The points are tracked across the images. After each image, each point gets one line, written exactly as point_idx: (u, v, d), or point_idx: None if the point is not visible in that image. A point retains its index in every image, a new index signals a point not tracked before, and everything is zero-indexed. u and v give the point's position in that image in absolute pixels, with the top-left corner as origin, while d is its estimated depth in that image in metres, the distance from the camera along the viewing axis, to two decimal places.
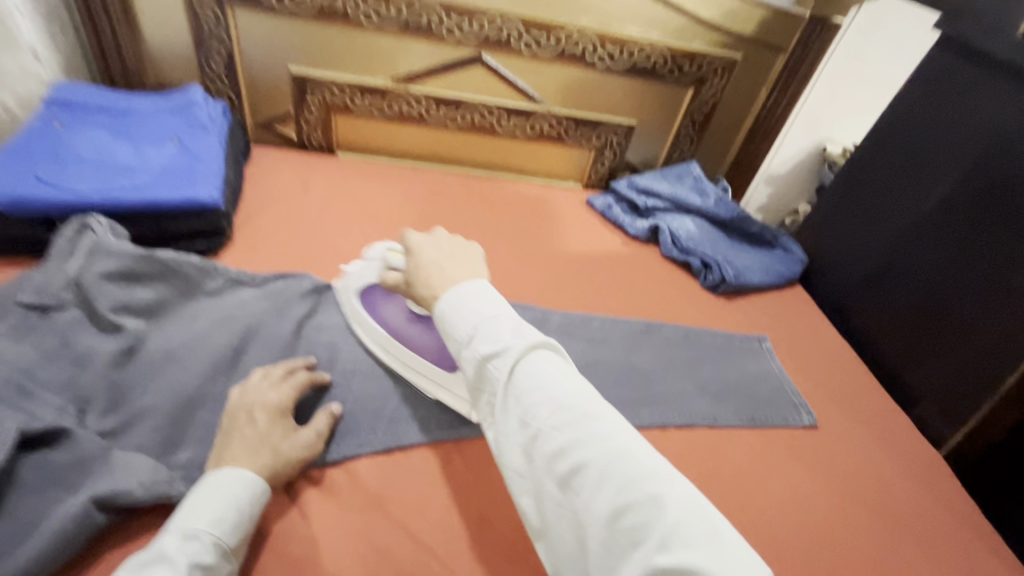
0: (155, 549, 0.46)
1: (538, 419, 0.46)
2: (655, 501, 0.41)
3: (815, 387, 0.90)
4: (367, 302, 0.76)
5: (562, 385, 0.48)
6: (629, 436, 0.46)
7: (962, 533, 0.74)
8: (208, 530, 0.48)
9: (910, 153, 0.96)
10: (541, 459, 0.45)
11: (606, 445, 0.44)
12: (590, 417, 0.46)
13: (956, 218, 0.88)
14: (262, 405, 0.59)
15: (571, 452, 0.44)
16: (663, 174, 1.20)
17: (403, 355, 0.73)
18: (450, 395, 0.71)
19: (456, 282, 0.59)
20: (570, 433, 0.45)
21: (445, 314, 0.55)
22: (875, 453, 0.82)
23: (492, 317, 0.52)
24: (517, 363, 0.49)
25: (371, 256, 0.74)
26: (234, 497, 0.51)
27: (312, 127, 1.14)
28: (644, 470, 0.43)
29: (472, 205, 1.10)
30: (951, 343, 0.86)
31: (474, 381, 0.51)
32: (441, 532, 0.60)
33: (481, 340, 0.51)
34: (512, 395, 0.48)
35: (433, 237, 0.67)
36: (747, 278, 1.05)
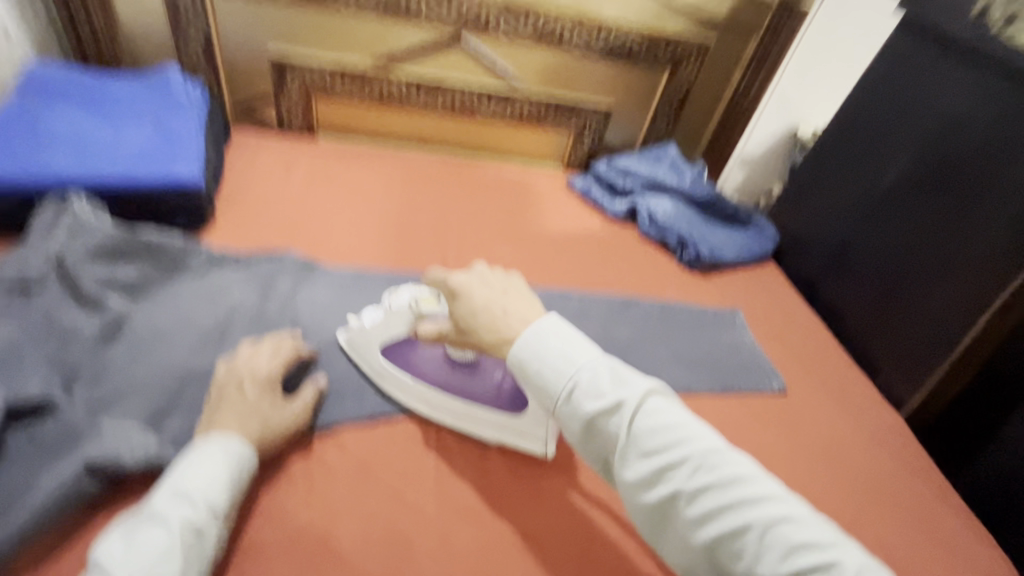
0: (147, 509, 0.47)
1: (676, 479, 0.47)
2: (828, 566, 0.42)
3: (785, 357, 0.94)
4: (398, 358, 0.70)
5: (693, 442, 0.48)
6: (780, 494, 0.46)
7: (918, 487, 0.79)
8: (199, 492, 0.49)
9: (874, 133, 1.00)
10: (688, 521, 0.46)
11: (761, 507, 0.45)
12: (736, 477, 0.46)
13: (915, 194, 0.92)
14: (251, 377, 0.61)
15: (725, 517, 0.45)
16: (641, 156, 1.23)
17: (457, 407, 0.68)
18: (517, 438, 0.68)
19: (527, 318, 0.57)
20: (720, 495, 0.46)
21: (528, 363, 0.53)
22: (840, 417, 0.86)
23: (592, 366, 0.52)
24: (635, 419, 0.49)
25: (394, 308, 0.69)
26: (223, 461, 0.52)
27: (293, 110, 1.14)
28: (813, 535, 0.44)
29: (454, 186, 1.12)
30: (910, 311, 0.90)
31: (589, 438, 0.51)
32: (427, 496, 0.63)
33: (587, 396, 0.50)
34: (639, 455, 0.48)
35: (474, 274, 0.62)
36: (721, 255, 1.08)
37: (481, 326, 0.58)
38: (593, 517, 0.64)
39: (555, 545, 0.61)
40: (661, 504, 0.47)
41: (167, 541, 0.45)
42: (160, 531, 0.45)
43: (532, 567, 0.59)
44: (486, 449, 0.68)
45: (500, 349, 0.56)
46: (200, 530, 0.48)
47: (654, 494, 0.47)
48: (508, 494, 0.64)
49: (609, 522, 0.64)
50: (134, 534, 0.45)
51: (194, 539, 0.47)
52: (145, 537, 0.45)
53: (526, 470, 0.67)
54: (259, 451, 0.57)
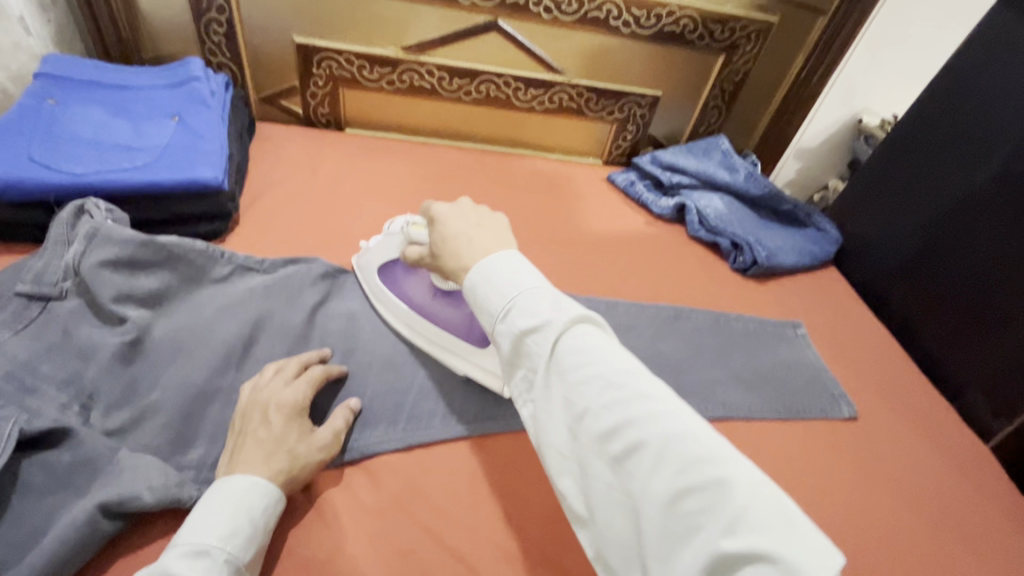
0: (160, 566, 0.42)
1: (586, 397, 0.42)
2: (719, 484, 0.36)
3: (854, 376, 0.86)
4: (388, 280, 0.74)
5: (609, 361, 0.43)
6: (685, 412, 0.41)
7: (1015, 533, 0.70)
8: (220, 546, 0.44)
9: (956, 128, 0.89)
10: (588, 441, 0.41)
11: (664, 425, 0.39)
12: (643, 395, 0.41)
13: (1008, 198, 0.82)
14: (278, 403, 0.56)
15: (624, 434, 0.40)
16: (689, 148, 1.13)
17: (430, 331, 0.71)
18: (480, 372, 0.69)
19: (487, 248, 0.52)
20: (622, 411, 0.40)
21: (477, 288, 0.49)
22: (920, 447, 0.77)
23: (532, 291, 0.47)
24: (560, 339, 0.44)
25: (391, 231, 0.72)
26: (247, 507, 0.47)
27: (320, 102, 1.08)
28: (711, 452, 0.38)
29: (487, 183, 1.05)
30: (1002, 329, 0.80)
31: (510, 357, 0.46)
32: (468, 536, 0.57)
33: (518, 314, 0.46)
34: (556, 372, 0.43)
35: (456, 207, 0.60)
36: (780, 260, 0.99)
37: (448, 253, 0.56)
38: None
39: None
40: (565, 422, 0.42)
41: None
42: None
43: None
44: (530, 482, 0.62)
45: (461, 276, 0.54)
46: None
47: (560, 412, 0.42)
48: (556, 535, 0.58)
49: None
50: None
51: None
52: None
53: None
54: (287, 489, 0.53)
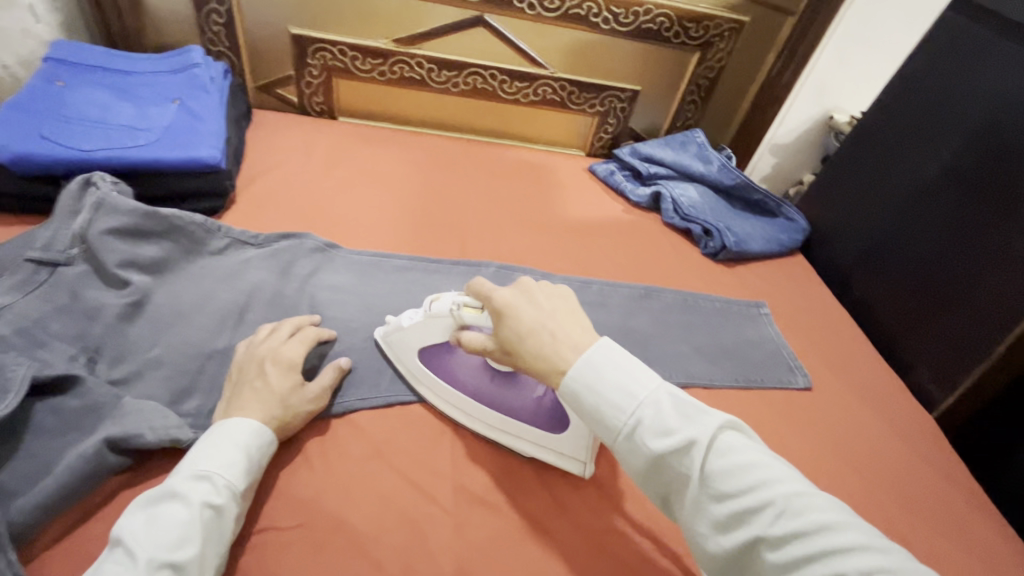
0: (167, 486, 0.48)
1: (757, 525, 0.42)
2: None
3: (811, 351, 0.91)
4: (436, 365, 0.68)
5: (775, 484, 0.43)
6: (874, 545, 0.39)
7: (951, 491, 0.76)
8: (219, 473, 0.49)
9: (913, 122, 0.96)
10: (765, 569, 0.41)
11: (854, 559, 0.38)
12: (821, 525, 0.40)
13: (957, 186, 0.88)
14: (272, 358, 0.61)
15: (805, 566, 0.39)
16: (666, 142, 1.19)
17: (494, 419, 0.66)
18: (555, 457, 0.65)
19: (577, 347, 0.52)
20: (802, 542, 0.40)
21: (584, 398, 0.50)
22: (868, 416, 0.83)
23: (656, 399, 0.48)
24: (708, 457, 0.45)
25: (434, 312, 0.64)
26: (243, 444, 0.52)
27: (314, 90, 1.13)
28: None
29: (473, 171, 1.10)
30: (948, 310, 0.86)
31: (653, 474, 0.47)
32: (442, 481, 0.62)
33: (649, 429, 0.46)
34: (710, 494, 0.44)
35: (521, 290, 0.59)
36: (748, 246, 1.05)
37: (528, 349, 0.54)
38: (610, 504, 0.63)
39: (570, 535, 0.60)
40: (735, 552, 0.43)
41: (188, 516, 0.46)
42: (180, 507, 0.46)
43: (546, 555, 0.58)
44: None
45: (551, 379, 0.52)
46: (220, 509, 0.48)
47: (727, 541, 0.43)
48: (524, 483, 0.64)
49: (628, 515, 0.63)
50: (155, 510, 0.46)
51: (214, 519, 0.48)
52: (166, 513, 0.46)
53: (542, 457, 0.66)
54: (278, 433, 0.58)
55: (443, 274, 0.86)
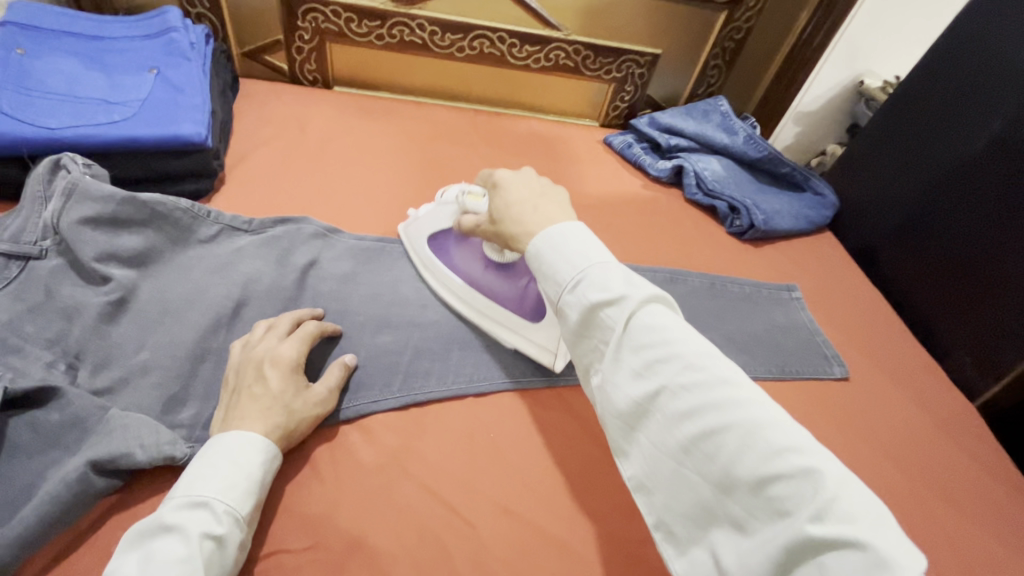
0: (159, 519, 0.42)
1: (662, 375, 0.41)
2: (808, 473, 0.35)
3: (845, 337, 0.86)
4: (440, 250, 0.74)
5: (686, 343, 0.42)
6: (768, 400, 0.39)
7: (997, 488, 0.71)
8: (219, 499, 0.44)
9: (958, 88, 0.88)
10: (662, 417, 0.42)
11: (745, 410, 0.38)
12: (723, 379, 0.40)
13: (1004, 158, 0.80)
14: (272, 359, 0.55)
15: (700, 414, 0.39)
16: (687, 110, 1.11)
17: (481, 304, 0.71)
18: (531, 346, 0.69)
19: (551, 219, 0.54)
20: (703, 394, 0.40)
21: (543, 255, 0.51)
22: (908, 406, 0.78)
23: (604, 264, 0.47)
24: (633, 314, 0.44)
25: (446, 200, 0.72)
26: (244, 463, 0.47)
27: (305, 57, 1.03)
28: (798, 441, 0.37)
29: (481, 144, 1.02)
30: (989, 295, 0.81)
31: (582, 329, 0.47)
32: (463, 491, 0.57)
33: (590, 286, 0.46)
34: (627, 345, 0.44)
35: (518, 176, 0.62)
36: (777, 224, 0.98)
37: (505, 214, 0.58)
38: None
39: (603, 548, 0.56)
40: (641, 400, 0.43)
41: (187, 552, 0.40)
42: (177, 542, 0.41)
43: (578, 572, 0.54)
44: (524, 441, 0.62)
45: (522, 239, 0.55)
46: (222, 539, 0.43)
47: (635, 391, 0.43)
48: (551, 490, 0.59)
49: None
50: (148, 548, 0.41)
51: (216, 551, 0.43)
52: (160, 549, 0.40)
53: (570, 461, 0.61)
54: (282, 446, 0.52)
55: None
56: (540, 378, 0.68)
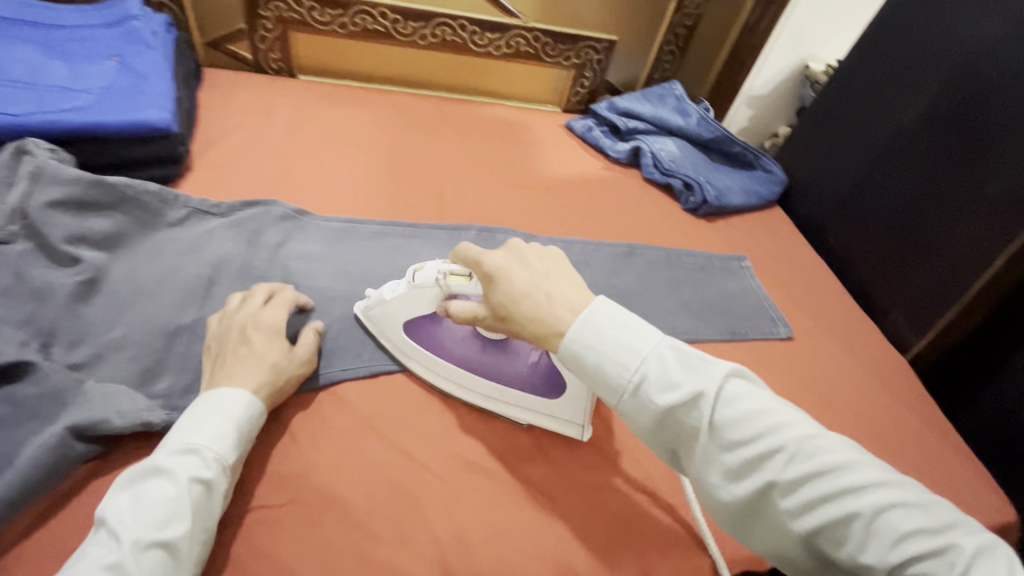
0: (151, 461, 0.46)
1: (767, 472, 0.43)
2: (941, 548, 0.39)
3: (791, 302, 0.92)
4: (423, 336, 0.66)
5: (782, 430, 0.44)
6: (878, 470, 0.43)
7: (928, 431, 0.78)
8: (208, 447, 0.48)
9: (888, 73, 0.95)
10: (776, 512, 0.44)
11: (863, 494, 0.41)
12: (830, 465, 0.43)
13: (931, 130, 0.88)
14: (253, 325, 0.58)
15: (819, 506, 0.42)
16: (644, 95, 1.16)
17: (490, 388, 0.64)
18: (553, 420, 0.64)
19: (574, 306, 0.52)
20: (816, 483, 0.42)
21: (586, 357, 0.49)
22: (847, 362, 0.85)
23: (659, 354, 0.47)
24: (716, 410, 0.45)
25: (419, 283, 0.61)
26: (231, 416, 0.50)
27: (269, 46, 1.05)
28: (921, 519, 0.40)
29: (446, 129, 1.05)
30: (922, 263, 0.87)
31: (663, 431, 0.47)
32: (433, 449, 0.61)
33: (655, 387, 0.46)
34: (721, 445, 0.45)
35: (511, 254, 0.57)
36: (728, 200, 1.04)
37: (521, 314, 0.53)
38: (606, 460, 0.64)
39: (566, 494, 0.60)
40: (748, 499, 0.44)
41: (176, 493, 0.44)
42: (168, 483, 0.45)
43: (541, 516, 0.58)
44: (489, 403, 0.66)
45: (548, 339, 0.52)
46: (210, 484, 0.46)
47: (742, 490, 0.44)
48: (517, 445, 0.63)
49: (621, 469, 0.63)
50: (140, 488, 0.45)
51: (205, 493, 0.46)
52: (150, 490, 0.44)
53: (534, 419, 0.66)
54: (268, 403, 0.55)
55: (422, 238, 0.83)
56: None
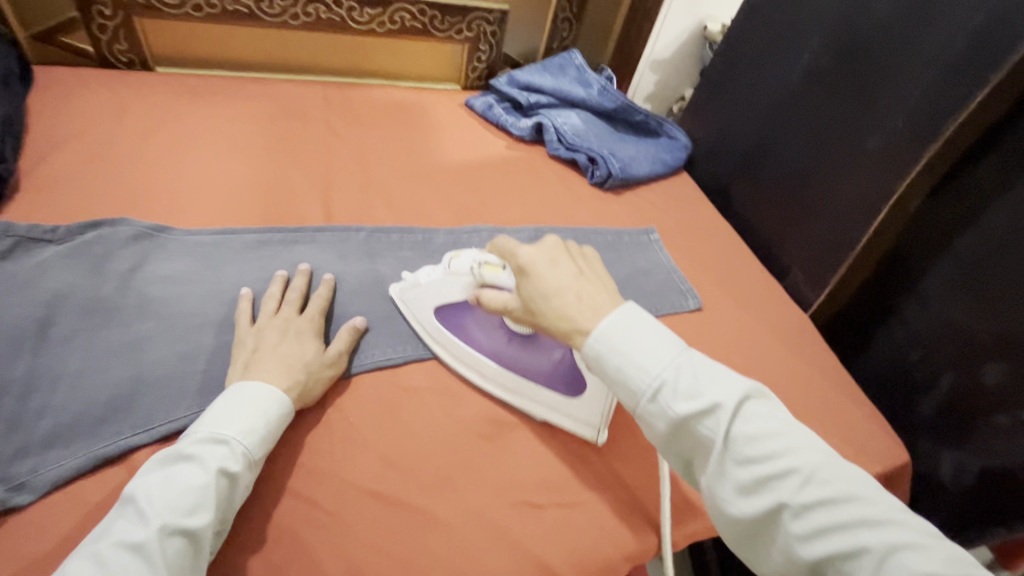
0: (183, 447, 0.46)
1: (779, 492, 0.43)
2: None
3: (700, 272, 0.93)
4: (450, 321, 0.68)
5: (798, 453, 0.44)
6: (903, 517, 0.41)
7: (829, 387, 0.81)
8: (238, 439, 0.48)
9: (777, 29, 0.94)
10: (786, 536, 0.43)
11: (878, 531, 0.40)
12: (847, 495, 0.42)
13: (819, 86, 0.88)
14: (298, 328, 0.61)
15: (832, 537, 0.41)
16: (545, 67, 1.11)
17: (509, 380, 0.65)
18: (568, 420, 0.64)
19: (602, 309, 0.51)
20: (830, 512, 0.41)
21: (606, 359, 0.49)
22: (753, 325, 0.86)
23: (676, 363, 0.47)
24: (732, 422, 0.45)
25: (454, 270, 0.64)
26: (266, 410, 0.51)
27: (112, 35, 0.92)
28: (945, 567, 0.38)
29: (333, 117, 0.97)
30: (815, 219, 0.89)
31: (673, 436, 0.47)
32: (324, 484, 0.56)
33: (673, 393, 0.46)
34: (733, 456, 0.45)
35: (547, 252, 0.56)
36: (634, 171, 1.02)
37: (549, 310, 0.53)
38: (512, 465, 0.61)
39: (470, 510, 0.57)
40: (757, 516, 0.44)
41: (204, 481, 0.44)
42: (197, 470, 0.45)
43: (444, 539, 0.55)
44: (385, 424, 0.61)
45: (574, 336, 0.51)
46: (234, 477, 0.47)
47: (750, 507, 0.44)
48: (416, 465, 0.59)
49: (527, 475, 0.61)
50: (170, 471, 0.45)
51: (227, 486, 0.46)
52: (181, 474, 0.44)
53: (435, 433, 0.62)
54: (296, 404, 0.56)
55: (307, 243, 0.75)
56: (402, 353, 0.67)
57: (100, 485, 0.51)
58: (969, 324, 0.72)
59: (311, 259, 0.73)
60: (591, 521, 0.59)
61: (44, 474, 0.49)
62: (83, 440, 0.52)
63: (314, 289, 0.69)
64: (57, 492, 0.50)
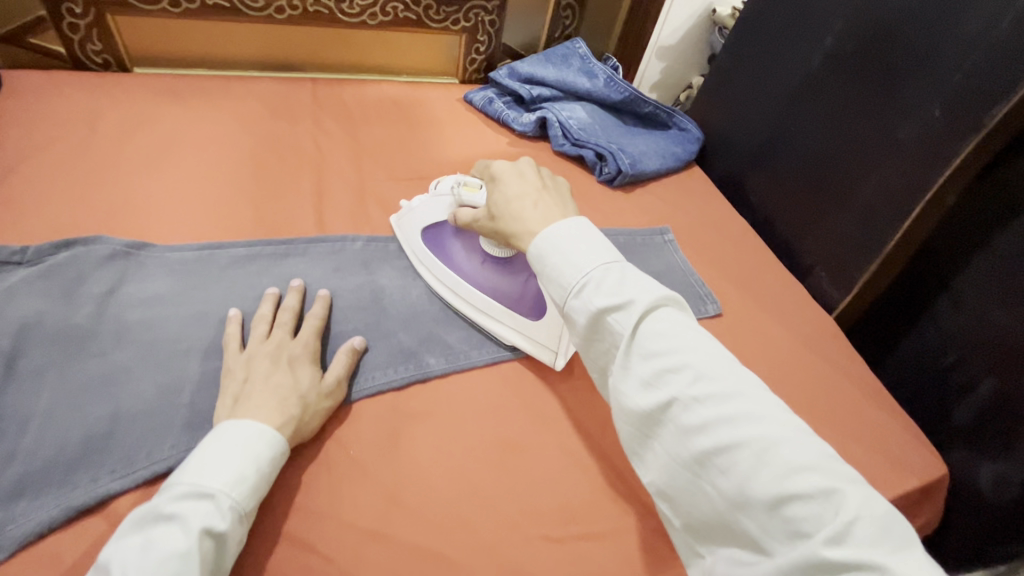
0: (162, 505, 0.42)
1: (675, 386, 0.44)
2: (826, 493, 0.38)
3: (717, 274, 0.87)
4: (433, 243, 0.72)
5: (699, 353, 0.45)
6: (786, 418, 0.42)
7: (859, 395, 0.76)
8: (224, 491, 0.44)
9: (794, 9, 0.88)
10: (676, 429, 0.44)
11: (758, 424, 0.41)
12: (737, 392, 0.43)
13: (840, 72, 0.83)
14: (290, 355, 0.56)
15: (715, 428, 0.42)
16: (546, 57, 1.05)
17: (479, 302, 0.68)
18: (530, 343, 0.67)
19: (551, 215, 0.56)
20: (718, 406, 0.42)
21: (546, 256, 0.52)
22: (776, 329, 0.81)
23: (604, 269, 0.49)
24: (642, 321, 0.46)
25: (439, 192, 0.71)
26: (257, 455, 0.47)
27: (83, 35, 0.86)
28: (815, 460, 0.39)
29: (324, 117, 0.91)
30: (836, 213, 0.84)
31: (589, 332, 0.49)
32: (323, 528, 0.51)
33: (596, 292, 0.48)
34: (637, 351, 0.46)
35: (517, 168, 0.64)
36: (644, 167, 0.97)
37: (507, 213, 0.59)
38: (528, 498, 0.57)
39: (484, 550, 0.52)
40: (653, 409, 0.44)
41: (187, 546, 0.40)
42: (179, 532, 0.40)
43: None
44: (388, 456, 0.56)
45: (521, 236, 0.57)
46: (221, 537, 0.42)
47: (647, 401, 0.45)
48: (423, 501, 0.54)
49: (545, 508, 0.56)
50: (149, 535, 0.40)
51: (212, 548, 0.42)
52: (161, 538, 0.40)
53: (442, 465, 0.57)
54: (291, 441, 0.51)
55: (299, 256, 0.70)
56: (404, 375, 0.62)
57: (75, 540, 0.46)
58: (1011, 329, 0.67)
59: (304, 275, 0.68)
60: (616, 557, 0.54)
61: (11, 531, 0.45)
62: (54, 489, 0.47)
63: (307, 308, 0.64)
64: (27, 549, 0.45)
